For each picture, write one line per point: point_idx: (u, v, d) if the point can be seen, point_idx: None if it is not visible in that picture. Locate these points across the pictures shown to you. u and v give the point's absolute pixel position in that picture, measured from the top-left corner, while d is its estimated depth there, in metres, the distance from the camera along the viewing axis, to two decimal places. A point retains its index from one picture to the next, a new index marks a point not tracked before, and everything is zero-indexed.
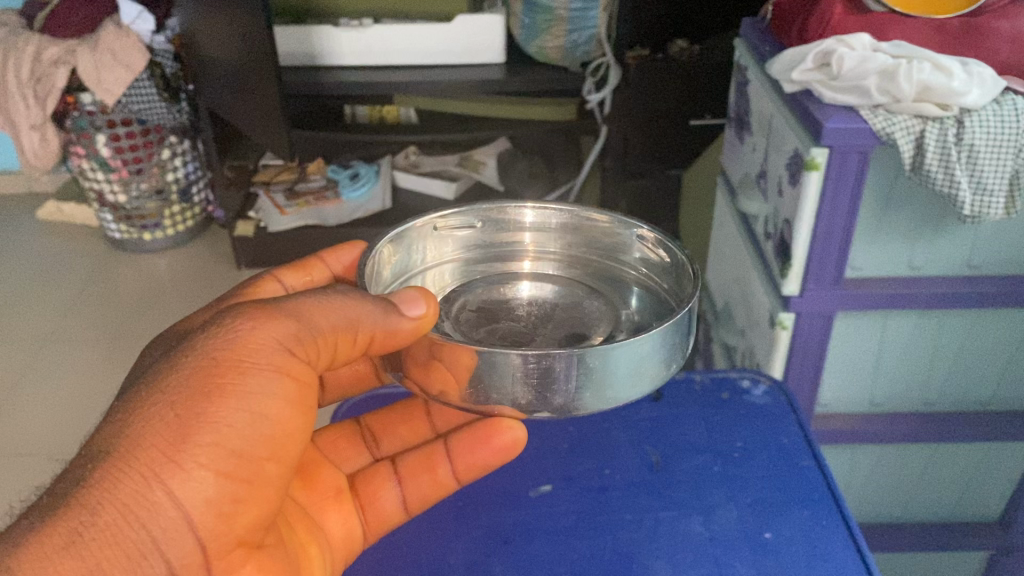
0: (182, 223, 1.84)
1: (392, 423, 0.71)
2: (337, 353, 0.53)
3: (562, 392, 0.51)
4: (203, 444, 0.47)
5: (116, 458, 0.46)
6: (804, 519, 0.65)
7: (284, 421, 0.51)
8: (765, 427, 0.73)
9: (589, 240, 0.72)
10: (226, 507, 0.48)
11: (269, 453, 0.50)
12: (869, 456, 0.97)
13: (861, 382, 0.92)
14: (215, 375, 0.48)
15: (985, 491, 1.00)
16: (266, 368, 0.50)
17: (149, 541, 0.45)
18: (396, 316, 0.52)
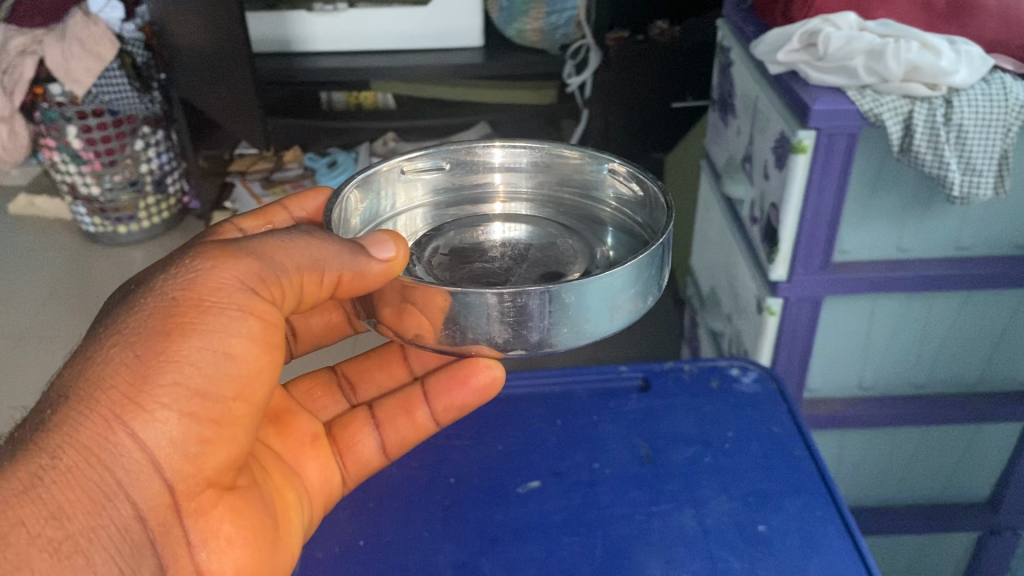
0: (158, 215, 1.81)
1: (366, 370, 0.72)
2: (306, 288, 0.52)
3: (538, 329, 0.50)
4: (165, 385, 0.47)
5: (78, 402, 0.46)
6: (797, 509, 0.63)
7: (250, 360, 0.50)
8: (755, 416, 0.72)
9: (562, 177, 0.71)
10: (194, 449, 0.48)
11: (236, 393, 0.50)
12: (858, 440, 0.96)
13: (849, 365, 0.91)
14: (176, 314, 0.48)
15: (974, 472, 0.99)
16: (228, 307, 0.49)
17: (113, 483, 0.46)
18: (366, 257, 0.51)
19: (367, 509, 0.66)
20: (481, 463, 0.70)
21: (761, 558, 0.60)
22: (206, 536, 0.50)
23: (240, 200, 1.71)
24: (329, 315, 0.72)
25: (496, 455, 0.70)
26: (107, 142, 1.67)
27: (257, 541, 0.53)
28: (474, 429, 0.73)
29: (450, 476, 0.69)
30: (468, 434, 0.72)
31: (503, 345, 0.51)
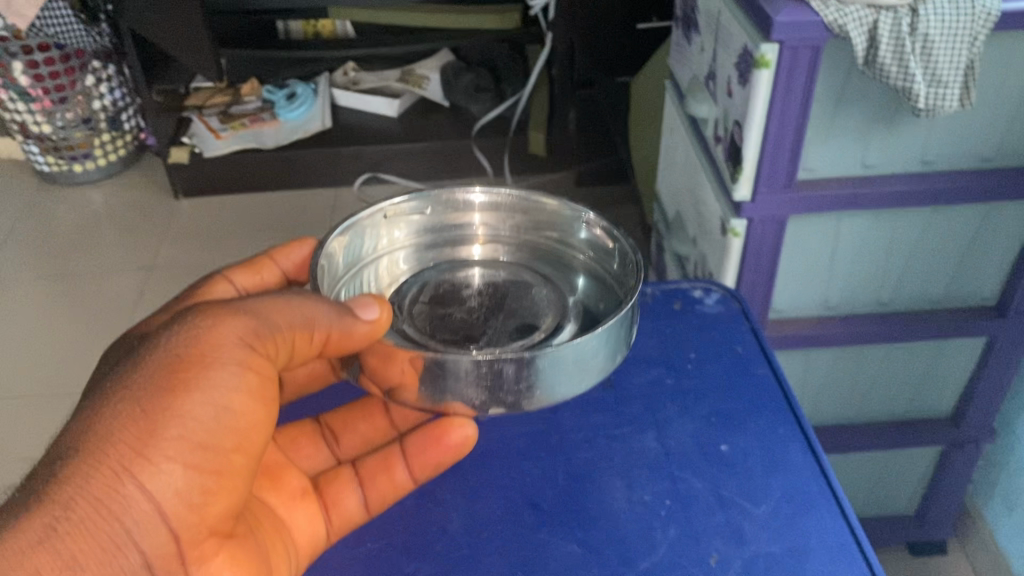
0: (114, 152, 1.77)
1: (348, 417, 0.67)
2: (297, 347, 0.54)
3: (514, 391, 0.55)
4: (170, 437, 0.48)
5: (87, 455, 0.47)
6: (759, 428, 0.62)
7: (248, 412, 0.52)
8: (718, 335, 0.70)
9: (537, 224, 0.73)
10: (199, 498, 0.49)
11: (236, 443, 0.51)
12: (823, 359, 0.97)
13: (815, 285, 0.91)
14: (179, 369, 0.50)
15: (938, 388, 1.00)
16: (227, 363, 0.51)
17: (123, 532, 0.47)
18: (351, 317, 0.54)
19: None
20: None
21: (724, 479, 0.59)
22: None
23: (198, 135, 1.71)
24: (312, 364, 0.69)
25: None
26: (55, 78, 1.62)
27: None
28: None
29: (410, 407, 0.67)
30: None
31: (479, 406, 0.55)
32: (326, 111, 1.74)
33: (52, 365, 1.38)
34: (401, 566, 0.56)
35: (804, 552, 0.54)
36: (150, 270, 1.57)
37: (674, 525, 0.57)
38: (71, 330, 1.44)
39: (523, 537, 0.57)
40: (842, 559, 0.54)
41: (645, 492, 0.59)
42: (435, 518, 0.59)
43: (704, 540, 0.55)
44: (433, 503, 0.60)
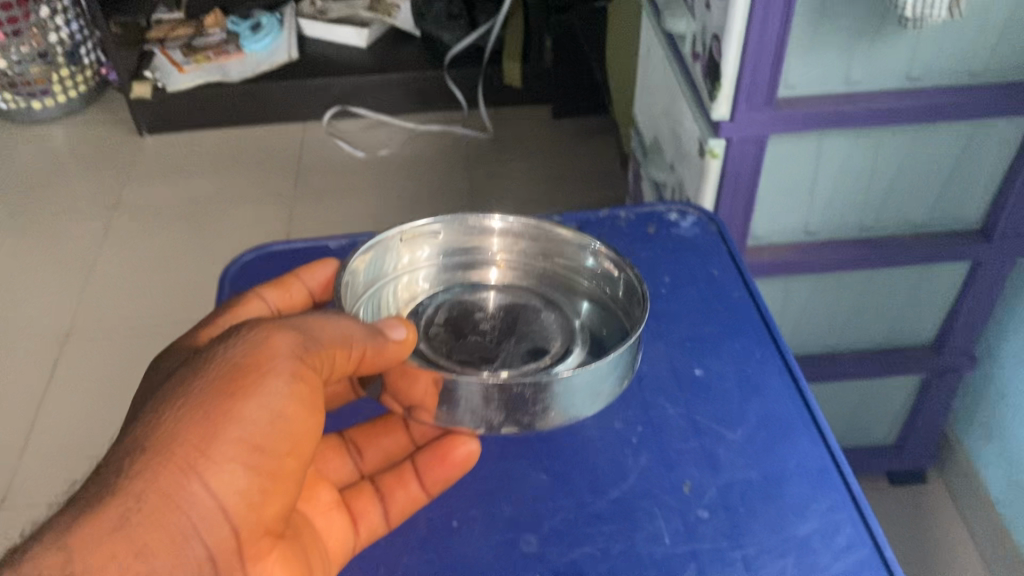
0: (74, 89, 1.70)
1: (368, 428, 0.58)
2: (343, 364, 0.48)
3: (530, 414, 0.50)
4: (230, 439, 0.43)
5: (145, 457, 0.41)
6: (735, 352, 0.60)
7: (304, 422, 0.46)
8: (693, 258, 0.67)
9: (547, 252, 0.65)
10: (258, 499, 0.44)
11: (295, 448, 0.46)
12: (803, 286, 0.94)
13: (796, 209, 0.88)
14: (236, 373, 0.44)
15: (920, 315, 0.98)
16: (284, 368, 0.45)
17: (189, 527, 0.41)
18: (382, 338, 0.49)
19: None
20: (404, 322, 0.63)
21: (698, 405, 0.57)
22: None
23: (161, 70, 1.64)
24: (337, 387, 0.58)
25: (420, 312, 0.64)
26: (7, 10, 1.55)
27: None
28: None
29: None
30: None
31: (490, 427, 0.51)
32: (293, 43, 1.69)
33: (13, 307, 1.34)
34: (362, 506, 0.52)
35: (782, 478, 0.52)
36: (114, 209, 1.52)
37: (646, 452, 0.54)
38: (33, 271, 1.40)
39: (487, 466, 0.54)
40: (820, 484, 0.52)
41: (615, 419, 0.56)
42: None
43: (677, 468, 0.53)
44: None
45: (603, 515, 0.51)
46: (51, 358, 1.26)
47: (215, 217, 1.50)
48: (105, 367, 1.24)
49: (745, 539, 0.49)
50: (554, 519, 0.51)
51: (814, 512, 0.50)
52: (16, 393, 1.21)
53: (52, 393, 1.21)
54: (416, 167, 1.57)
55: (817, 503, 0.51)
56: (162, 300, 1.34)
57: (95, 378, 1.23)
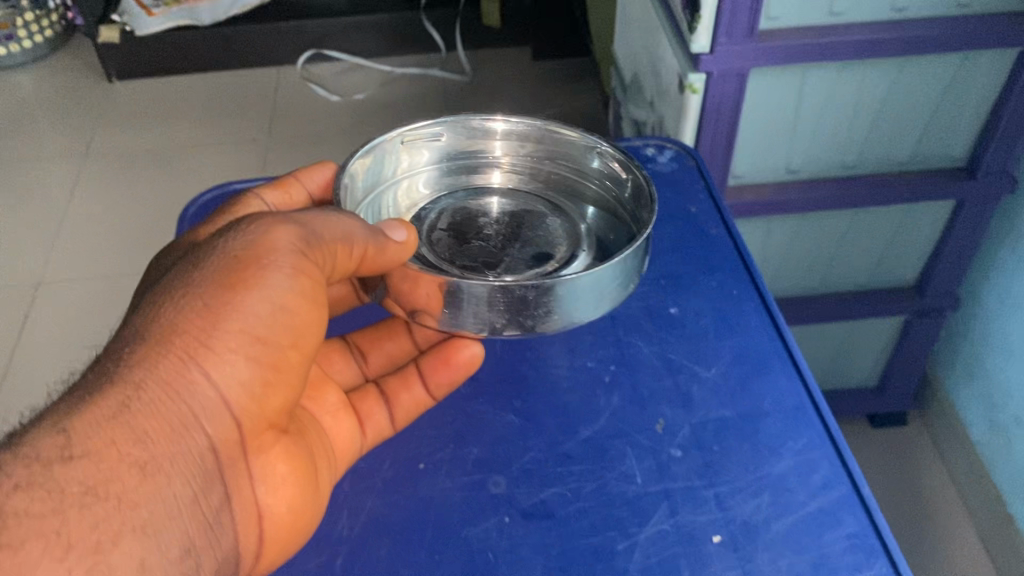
0: (40, 33, 1.65)
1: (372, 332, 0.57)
2: (346, 260, 0.46)
3: (534, 316, 0.48)
4: (229, 331, 0.41)
5: (142, 348, 0.40)
6: (712, 289, 0.58)
7: (307, 315, 0.44)
8: (670, 194, 0.65)
9: (553, 154, 0.63)
10: (261, 393, 0.43)
11: (298, 343, 0.44)
12: (785, 227, 0.93)
13: (778, 148, 0.86)
14: (235, 266, 0.42)
15: (903, 256, 0.97)
16: (286, 259, 0.43)
17: (191, 416, 0.40)
18: (383, 237, 0.47)
19: None
20: None
21: (672, 342, 0.55)
22: (266, 474, 0.44)
23: (127, 12, 1.58)
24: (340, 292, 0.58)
25: None
26: None
27: (307, 494, 0.45)
28: None
29: None
30: None
31: (493, 331, 0.49)
32: None
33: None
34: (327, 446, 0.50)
35: (757, 416, 0.51)
36: (84, 157, 1.48)
37: (618, 391, 0.53)
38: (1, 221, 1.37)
39: (457, 406, 0.53)
40: (797, 422, 0.50)
41: (588, 358, 0.55)
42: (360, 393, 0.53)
43: (650, 406, 0.52)
44: None
45: (574, 455, 0.50)
46: (21, 309, 1.22)
47: (187, 163, 1.46)
48: (76, 316, 1.21)
49: (719, 478, 0.48)
50: (523, 459, 0.50)
51: (789, 450, 0.49)
52: None
53: (22, 341, 1.18)
54: (394, 111, 1.53)
55: (793, 441, 0.49)
56: (133, 247, 1.31)
57: (65, 325, 1.20)
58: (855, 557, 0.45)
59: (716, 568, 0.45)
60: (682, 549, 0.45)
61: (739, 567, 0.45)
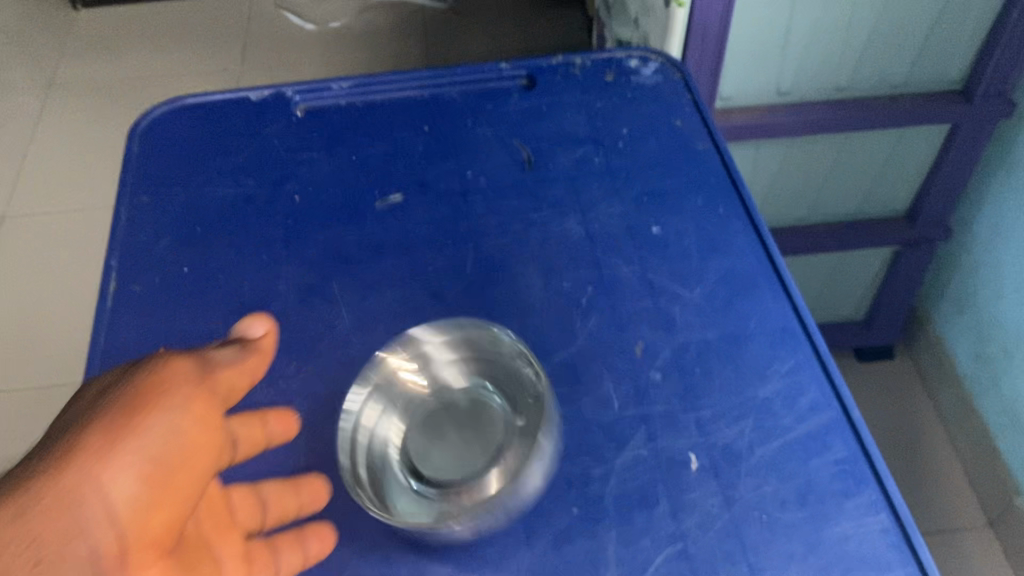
0: None
1: (265, 421, 0.42)
2: (235, 389, 0.39)
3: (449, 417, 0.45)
4: (128, 445, 0.32)
5: (25, 468, 0.30)
6: (697, 208, 0.54)
7: (210, 440, 0.35)
8: (654, 108, 0.61)
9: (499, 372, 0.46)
10: (151, 519, 0.32)
11: (199, 471, 0.34)
12: (774, 152, 0.89)
13: (767, 68, 0.82)
14: (131, 382, 0.34)
15: (894, 183, 0.93)
16: (187, 376, 0.36)
17: (91, 518, 0.29)
18: (258, 348, 0.42)
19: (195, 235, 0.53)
20: (335, 175, 0.56)
21: (654, 262, 0.52)
22: None
23: None
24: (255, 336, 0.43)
25: (350, 166, 0.57)
26: None
27: None
28: (329, 137, 0.58)
29: (294, 194, 0.55)
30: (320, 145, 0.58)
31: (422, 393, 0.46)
32: None
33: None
34: (283, 370, 0.47)
35: (741, 336, 0.48)
36: (49, 86, 1.42)
37: (596, 313, 0.50)
38: None
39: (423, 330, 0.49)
40: (783, 342, 0.48)
41: (564, 280, 0.51)
42: (319, 315, 0.49)
43: (629, 328, 0.49)
44: (318, 297, 0.50)
45: (547, 379, 0.47)
46: None
47: (155, 91, 1.40)
48: (40, 248, 1.17)
49: (699, 402, 0.45)
50: None
51: (775, 373, 0.46)
52: None
53: None
54: (371, 38, 1.47)
55: (779, 364, 0.47)
56: (99, 178, 1.26)
57: (29, 258, 1.16)
58: (844, 485, 0.42)
59: (694, 495, 0.42)
60: (658, 476, 0.43)
61: (719, 494, 0.42)
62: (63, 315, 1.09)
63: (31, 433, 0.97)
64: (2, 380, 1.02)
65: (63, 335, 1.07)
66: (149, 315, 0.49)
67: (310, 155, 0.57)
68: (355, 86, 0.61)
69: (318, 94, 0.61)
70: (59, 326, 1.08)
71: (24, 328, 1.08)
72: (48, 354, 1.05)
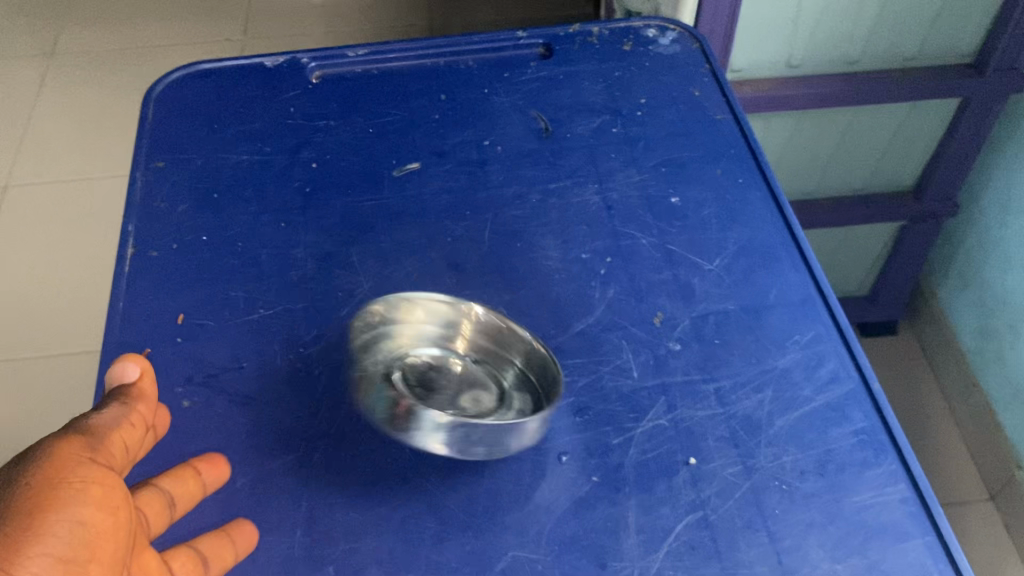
0: None
1: (194, 471, 0.40)
2: (132, 448, 0.38)
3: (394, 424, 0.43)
4: (29, 558, 0.31)
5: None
6: (716, 178, 0.54)
7: (116, 525, 0.35)
8: (671, 78, 0.61)
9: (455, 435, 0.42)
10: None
11: (108, 562, 0.34)
12: (783, 126, 0.89)
13: (779, 40, 0.81)
14: (25, 485, 0.33)
15: (902, 158, 0.94)
16: (76, 466, 0.34)
17: None
18: (144, 399, 0.38)
19: (213, 201, 0.53)
20: (351, 144, 0.56)
21: (673, 233, 0.52)
22: None
23: None
24: (132, 382, 0.39)
25: (366, 134, 0.57)
26: None
27: None
28: (346, 105, 0.58)
29: (311, 161, 0.55)
30: (337, 113, 0.58)
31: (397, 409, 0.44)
32: None
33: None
34: (302, 337, 0.47)
35: (761, 308, 0.48)
36: (49, 54, 1.41)
37: (614, 283, 0.50)
38: None
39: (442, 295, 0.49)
40: (803, 314, 0.48)
41: (582, 250, 0.51)
42: (339, 283, 0.49)
43: (648, 298, 0.49)
44: (337, 265, 0.50)
45: (565, 349, 0.47)
46: None
47: (155, 62, 1.39)
48: (43, 216, 1.16)
49: (719, 372, 0.46)
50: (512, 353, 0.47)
51: (794, 343, 0.47)
52: None
53: None
54: (373, 9, 1.45)
55: (799, 335, 0.47)
56: (103, 147, 1.26)
57: (32, 227, 1.15)
58: (863, 454, 0.43)
59: (714, 464, 0.42)
60: (679, 444, 0.43)
61: (739, 463, 0.42)
62: (67, 285, 1.08)
63: (35, 401, 0.97)
64: (14, 349, 1.02)
65: (68, 305, 1.06)
66: (168, 280, 0.49)
67: (327, 123, 0.57)
68: (372, 52, 0.61)
69: (334, 61, 0.61)
70: (64, 296, 1.07)
71: (27, 296, 1.07)
72: (52, 325, 1.04)
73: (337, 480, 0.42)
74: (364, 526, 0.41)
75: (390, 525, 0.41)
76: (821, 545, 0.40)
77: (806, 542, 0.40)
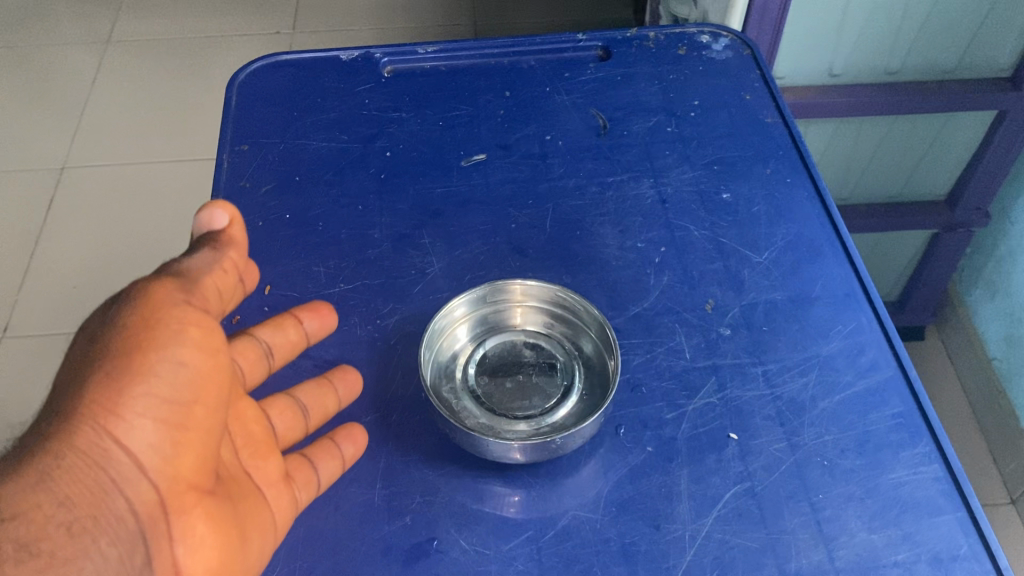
0: None
1: (296, 321, 0.46)
2: (225, 292, 0.39)
3: (494, 409, 0.46)
4: (134, 396, 0.35)
5: (47, 429, 0.34)
6: (766, 176, 0.58)
7: (216, 366, 0.38)
8: (723, 82, 0.64)
9: (549, 409, 0.46)
10: (178, 457, 0.36)
11: (212, 401, 0.37)
12: (821, 131, 0.92)
13: (823, 49, 0.84)
14: (125, 327, 0.35)
15: (935, 167, 0.97)
16: (170, 313, 0.36)
17: (115, 473, 0.35)
18: (227, 247, 0.39)
19: (296, 183, 0.57)
20: (421, 136, 0.60)
21: (724, 226, 0.55)
22: (186, 536, 0.37)
23: None
24: (221, 228, 0.39)
25: (436, 127, 0.61)
26: None
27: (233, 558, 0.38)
28: (416, 100, 0.63)
29: (385, 150, 0.59)
30: (409, 109, 0.62)
31: (489, 390, 0.47)
32: None
33: (5, 132, 1.30)
34: (380, 310, 0.50)
35: (805, 300, 0.51)
36: (107, 42, 1.46)
37: (668, 271, 0.53)
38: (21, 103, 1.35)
39: (506, 275, 0.53)
40: (845, 307, 0.51)
41: (638, 239, 0.55)
42: (412, 261, 0.53)
43: (700, 286, 0.52)
44: (410, 246, 0.54)
45: (622, 330, 0.50)
46: (49, 191, 1.22)
47: (210, 53, 1.44)
48: (99, 198, 1.21)
49: (767, 356, 0.49)
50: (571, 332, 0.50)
51: (836, 333, 0.50)
52: (15, 225, 1.17)
53: (48, 224, 1.17)
54: (421, 7, 1.49)
55: (841, 326, 0.50)
56: (155, 134, 1.30)
57: (88, 208, 1.19)
58: (900, 436, 0.46)
59: (761, 440, 0.45)
60: (728, 420, 0.46)
61: (783, 440, 0.45)
62: (117, 267, 1.12)
63: None
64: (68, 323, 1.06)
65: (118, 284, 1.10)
66: (256, 253, 0.53)
67: (399, 114, 0.62)
68: (441, 50, 0.66)
69: (405, 57, 0.66)
70: (116, 276, 1.11)
71: (82, 274, 1.11)
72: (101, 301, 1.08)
73: (412, 441, 0.45)
74: (437, 482, 0.44)
75: (460, 484, 0.44)
76: (858, 516, 0.43)
77: (845, 513, 0.43)
